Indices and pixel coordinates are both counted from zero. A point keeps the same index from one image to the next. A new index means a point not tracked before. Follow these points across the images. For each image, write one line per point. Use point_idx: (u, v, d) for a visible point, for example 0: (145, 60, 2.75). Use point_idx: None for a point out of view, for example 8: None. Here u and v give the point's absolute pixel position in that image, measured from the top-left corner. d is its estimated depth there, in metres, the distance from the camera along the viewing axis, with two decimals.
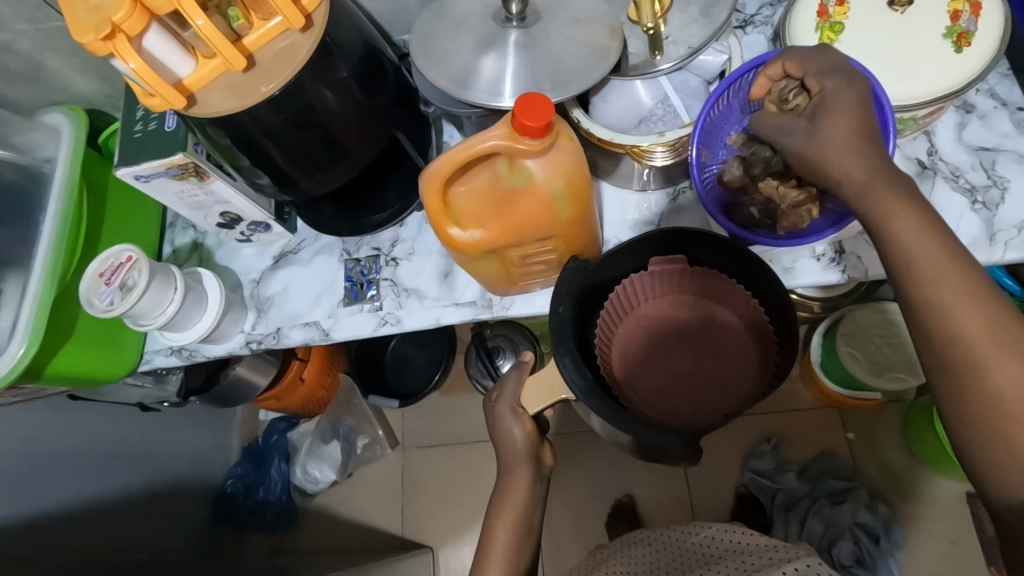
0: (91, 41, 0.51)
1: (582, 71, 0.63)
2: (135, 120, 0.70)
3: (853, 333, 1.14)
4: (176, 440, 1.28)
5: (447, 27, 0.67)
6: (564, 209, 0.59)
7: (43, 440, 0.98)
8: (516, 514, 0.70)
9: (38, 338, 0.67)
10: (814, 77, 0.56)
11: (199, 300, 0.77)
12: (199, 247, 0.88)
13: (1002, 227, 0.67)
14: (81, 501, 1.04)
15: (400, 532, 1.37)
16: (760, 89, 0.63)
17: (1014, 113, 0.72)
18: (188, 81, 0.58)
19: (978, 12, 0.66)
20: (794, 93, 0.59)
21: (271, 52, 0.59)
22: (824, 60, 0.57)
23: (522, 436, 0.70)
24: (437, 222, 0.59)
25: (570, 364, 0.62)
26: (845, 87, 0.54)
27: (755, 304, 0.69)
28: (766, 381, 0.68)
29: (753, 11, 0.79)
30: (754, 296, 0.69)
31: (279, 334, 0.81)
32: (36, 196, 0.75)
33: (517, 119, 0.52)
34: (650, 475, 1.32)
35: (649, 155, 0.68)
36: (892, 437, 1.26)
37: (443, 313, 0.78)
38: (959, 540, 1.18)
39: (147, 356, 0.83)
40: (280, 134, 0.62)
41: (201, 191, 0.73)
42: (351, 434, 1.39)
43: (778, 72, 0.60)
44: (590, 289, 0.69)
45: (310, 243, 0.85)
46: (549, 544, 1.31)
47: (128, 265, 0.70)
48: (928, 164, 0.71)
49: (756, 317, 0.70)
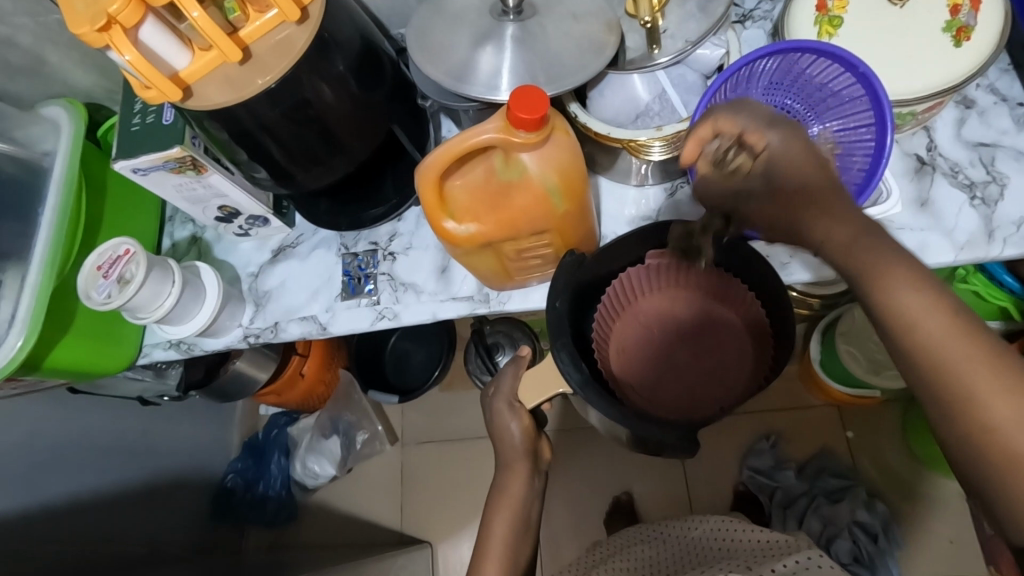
0: (87, 33, 0.51)
1: (580, 65, 0.63)
2: (133, 113, 0.71)
3: (852, 331, 1.12)
4: (177, 435, 1.29)
5: (444, 21, 0.67)
6: (559, 203, 0.59)
7: (44, 433, 0.99)
8: (512, 509, 0.70)
9: (36, 330, 0.67)
10: (758, 132, 0.48)
11: (197, 293, 0.77)
12: (198, 241, 0.88)
13: (1001, 223, 0.67)
14: (81, 495, 1.04)
15: (399, 527, 1.38)
16: (690, 156, 0.53)
17: (1014, 108, 0.71)
18: (184, 74, 0.58)
19: (977, 6, 0.65)
20: (732, 153, 0.51)
21: (268, 45, 0.59)
22: (753, 113, 0.49)
23: (519, 431, 0.70)
24: (432, 216, 0.59)
25: (566, 358, 0.61)
26: (793, 139, 0.47)
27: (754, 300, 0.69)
28: (762, 376, 0.68)
29: (752, 6, 0.79)
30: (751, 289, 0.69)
31: (277, 328, 0.82)
32: (36, 189, 0.75)
33: (512, 112, 0.51)
34: (650, 473, 1.32)
35: (646, 150, 0.68)
36: (892, 435, 1.26)
37: (440, 307, 0.78)
38: (959, 539, 1.18)
39: (145, 350, 0.83)
40: (277, 127, 0.62)
41: (199, 185, 0.73)
42: (351, 430, 1.39)
43: (708, 131, 0.51)
44: (586, 284, 0.69)
45: (308, 237, 0.85)
46: (547, 541, 1.31)
47: (126, 258, 0.70)
48: (928, 160, 0.71)
49: (753, 311, 0.70)
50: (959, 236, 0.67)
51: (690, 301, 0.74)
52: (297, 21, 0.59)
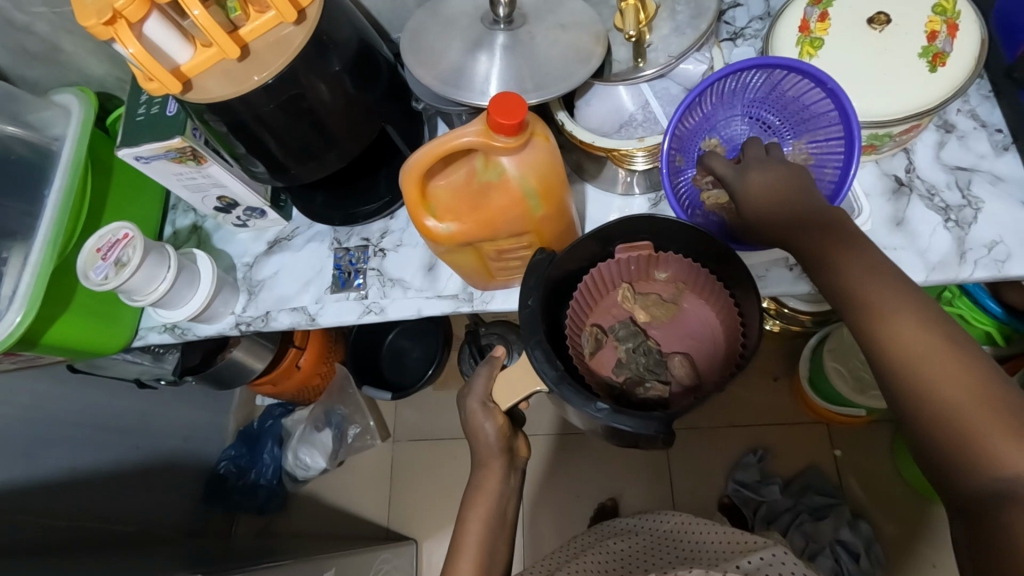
0: (94, 25, 0.54)
1: (565, 73, 0.65)
2: (139, 103, 0.74)
3: (841, 347, 1.16)
4: (173, 419, 1.31)
5: (437, 26, 0.70)
6: (536, 207, 0.62)
7: (40, 410, 1.02)
8: (487, 504, 0.72)
9: (35, 306, 0.70)
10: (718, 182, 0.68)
11: (191, 279, 0.80)
12: (198, 229, 0.92)
13: (973, 246, 0.68)
14: (75, 472, 1.07)
15: (386, 523, 1.40)
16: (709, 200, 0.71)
17: (993, 134, 0.73)
18: (186, 67, 0.61)
19: (954, 33, 0.67)
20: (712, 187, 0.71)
21: (267, 42, 0.62)
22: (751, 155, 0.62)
23: (493, 431, 0.71)
24: (414, 212, 0.61)
25: (541, 356, 0.62)
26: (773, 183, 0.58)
27: (721, 287, 0.71)
28: (730, 365, 0.68)
29: (743, 24, 0.81)
30: (719, 279, 0.71)
31: (268, 317, 0.84)
32: (43, 171, 0.78)
33: (493, 116, 0.54)
34: (636, 478, 1.33)
35: (629, 159, 0.71)
36: (879, 455, 1.27)
37: (425, 304, 0.80)
38: (941, 564, 1.17)
39: (141, 332, 0.85)
40: (270, 121, 0.65)
41: (199, 174, 0.76)
42: (343, 423, 1.42)
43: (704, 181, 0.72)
44: (557, 283, 0.71)
45: (304, 231, 0.88)
46: (530, 542, 1.32)
47: (124, 242, 0.73)
48: (905, 181, 0.72)
49: (721, 302, 0.72)
50: (932, 256, 0.68)
51: (666, 290, 0.77)
52: (295, 22, 0.62)
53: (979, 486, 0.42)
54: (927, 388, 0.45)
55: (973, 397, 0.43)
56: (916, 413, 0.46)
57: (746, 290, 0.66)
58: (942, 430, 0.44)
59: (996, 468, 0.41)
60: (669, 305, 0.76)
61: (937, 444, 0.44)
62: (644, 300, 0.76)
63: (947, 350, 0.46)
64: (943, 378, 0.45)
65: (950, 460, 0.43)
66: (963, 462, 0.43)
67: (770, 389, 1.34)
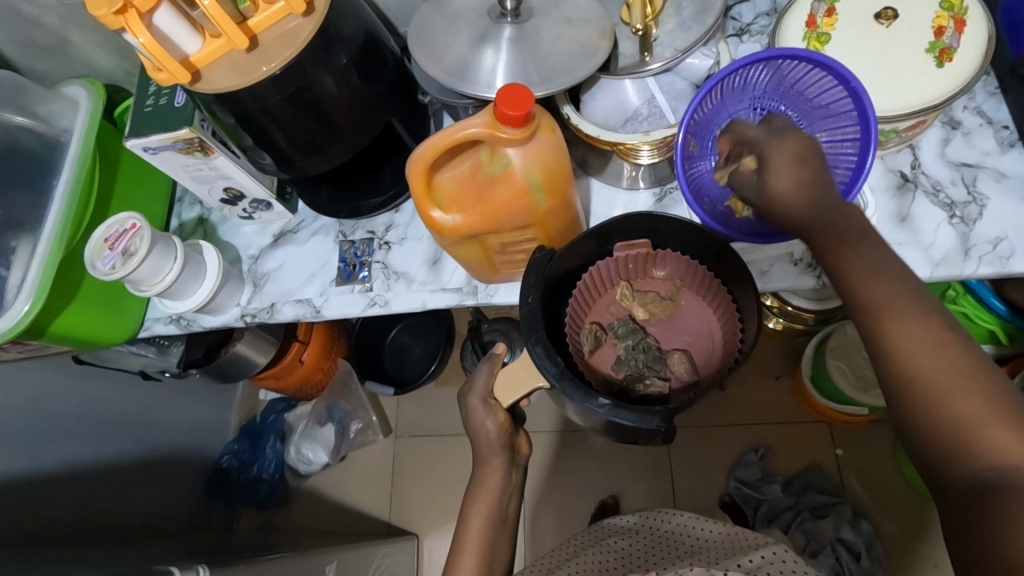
0: (105, 15, 0.54)
1: (571, 67, 0.66)
2: (147, 95, 0.74)
3: (845, 345, 1.16)
4: (176, 413, 1.32)
5: (444, 19, 0.70)
6: (540, 200, 0.62)
7: (45, 402, 1.03)
8: (489, 499, 0.72)
9: (43, 295, 0.70)
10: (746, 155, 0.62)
11: (197, 270, 0.81)
12: (204, 222, 0.92)
13: (978, 242, 0.68)
14: (79, 465, 1.07)
15: (388, 518, 1.40)
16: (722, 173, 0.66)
17: (999, 131, 0.73)
18: (195, 58, 0.61)
19: (961, 29, 0.67)
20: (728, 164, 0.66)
21: (275, 33, 0.63)
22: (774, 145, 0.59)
23: (494, 428, 0.71)
24: (420, 203, 0.62)
25: (541, 352, 0.63)
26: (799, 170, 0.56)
27: (720, 285, 0.71)
28: (729, 362, 0.68)
29: (749, 20, 0.82)
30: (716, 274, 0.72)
31: (273, 309, 0.84)
32: (51, 162, 0.79)
33: (499, 108, 0.54)
34: (637, 476, 1.33)
35: (635, 154, 0.71)
36: (881, 453, 1.27)
37: (429, 297, 0.81)
38: (942, 564, 1.17)
39: (146, 324, 0.86)
40: (278, 113, 0.65)
41: (206, 166, 0.76)
42: (345, 418, 1.43)
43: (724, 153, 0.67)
44: (558, 278, 0.71)
45: (308, 224, 0.88)
46: (531, 539, 1.32)
47: (131, 232, 0.73)
48: (910, 177, 0.73)
49: (719, 298, 0.72)
50: (936, 252, 0.69)
51: (664, 288, 0.77)
52: (304, 13, 0.63)
53: (975, 482, 0.42)
54: (928, 387, 0.45)
55: (972, 404, 0.43)
56: (917, 408, 0.46)
57: (746, 287, 0.66)
58: (941, 427, 0.44)
59: (995, 464, 0.42)
60: (668, 302, 0.76)
61: (938, 441, 0.45)
62: (643, 298, 0.76)
63: (948, 349, 0.46)
64: (943, 376, 0.45)
65: (948, 456, 0.44)
66: (963, 459, 0.43)
67: (772, 388, 1.35)
